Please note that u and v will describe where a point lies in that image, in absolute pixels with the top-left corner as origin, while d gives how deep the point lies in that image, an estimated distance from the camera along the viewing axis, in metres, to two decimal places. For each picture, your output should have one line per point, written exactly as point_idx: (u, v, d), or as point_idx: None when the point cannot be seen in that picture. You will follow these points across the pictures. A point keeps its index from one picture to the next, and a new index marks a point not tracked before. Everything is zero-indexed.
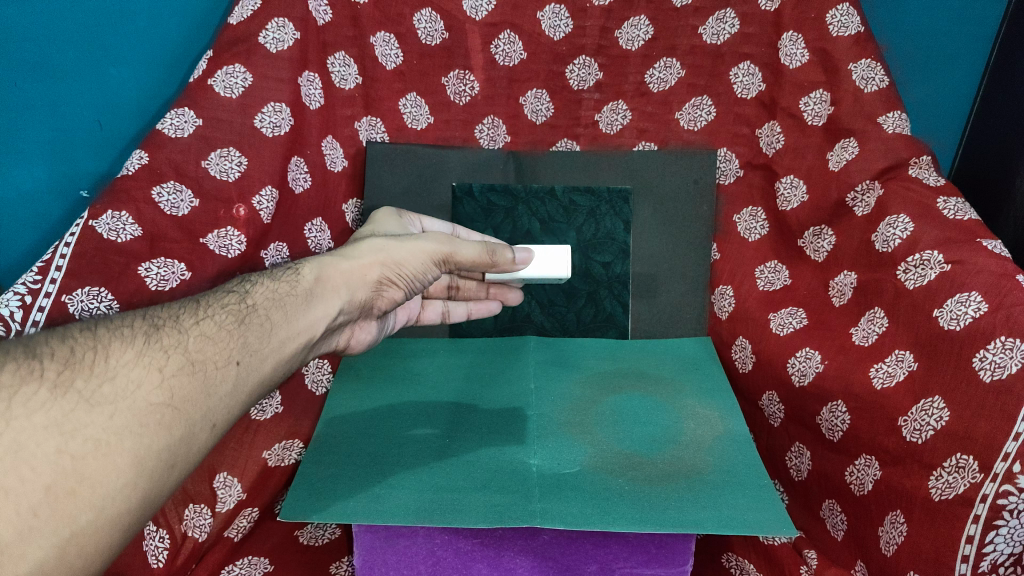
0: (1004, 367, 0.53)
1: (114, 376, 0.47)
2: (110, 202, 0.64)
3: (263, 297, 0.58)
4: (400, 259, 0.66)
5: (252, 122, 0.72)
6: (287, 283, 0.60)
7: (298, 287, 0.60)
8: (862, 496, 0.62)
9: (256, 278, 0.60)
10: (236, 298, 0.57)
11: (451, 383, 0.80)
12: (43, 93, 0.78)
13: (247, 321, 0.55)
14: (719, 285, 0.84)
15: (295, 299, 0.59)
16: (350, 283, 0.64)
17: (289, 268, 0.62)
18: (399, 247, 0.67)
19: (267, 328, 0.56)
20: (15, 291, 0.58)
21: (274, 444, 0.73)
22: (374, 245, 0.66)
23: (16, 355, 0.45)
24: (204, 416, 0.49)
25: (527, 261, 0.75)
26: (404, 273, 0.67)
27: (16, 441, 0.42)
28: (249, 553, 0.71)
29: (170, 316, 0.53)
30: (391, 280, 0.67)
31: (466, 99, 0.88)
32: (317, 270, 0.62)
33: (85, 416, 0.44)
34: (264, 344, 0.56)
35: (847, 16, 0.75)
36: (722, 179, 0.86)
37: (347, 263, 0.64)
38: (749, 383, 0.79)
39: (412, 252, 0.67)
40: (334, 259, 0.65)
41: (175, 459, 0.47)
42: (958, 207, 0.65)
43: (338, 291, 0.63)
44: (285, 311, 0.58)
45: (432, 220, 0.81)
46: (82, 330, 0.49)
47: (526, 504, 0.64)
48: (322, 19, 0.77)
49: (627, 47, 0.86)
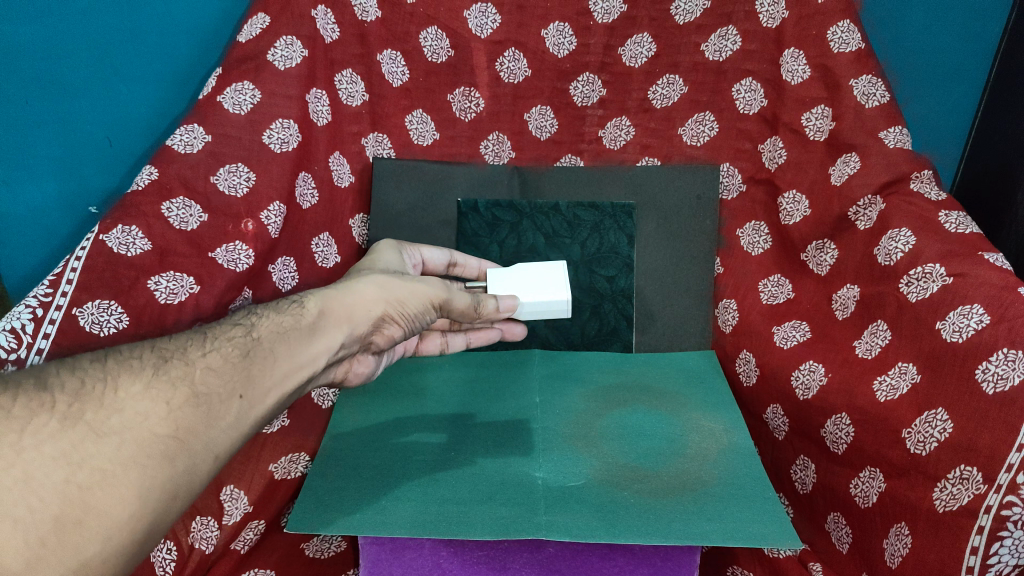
0: (1007, 379, 0.53)
1: (122, 408, 0.47)
2: (120, 217, 0.64)
3: (268, 330, 0.57)
4: (405, 299, 0.66)
5: (262, 138, 0.72)
6: (292, 316, 0.59)
7: (303, 320, 0.60)
8: (868, 508, 0.63)
9: (262, 310, 0.60)
10: (241, 331, 0.57)
11: (455, 396, 0.81)
12: (53, 110, 0.79)
13: (253, 355, 0.55)
14: (723, 299, 0.86)
15: (299, 332, 0.59)
16: (353, 316, 0.63)
17: (293, 300, 0.62)
18: (403, 286, 0.66)
19: (271, 361, 0.56)
20: (27, 304, 0.59)
21: (280, 457, 0.74)
22: (377, 282, 0.65)
23: (27, 386, 0.47)
24: (207, 447, 0.50)
25: (514, 307, 0.71)
26: (407, 314, 0.67)
27: (26, 472, 0.43)
28: (255, 565, 0.71)
29: (177, 347, 0.54)
30: (392, 317, 0.66)
31: (471, 115, 0.89)
32: (321, 302, 0.62)
33: (93, 447, 0.45)
34: (267, 378, 0.55)
35: (848, 33, 0.75)
36: (725, 194, 0.88)
37: (350, 296, 0.64)
38: (753, 396, 0.80)
39: (415, 291, 0.66)
40: (338, 292, 0.64)
41: (178, 490, 0.47)
42: (959, 221, 0.65)
43: (341, 324, 0.62)
44: (288, 345, 0.58)
45: (431, 249, 0.81)
46: (93, 360, 0.50)
47: (532, 516, 0.64)
48: (329, 37, 0.78)
49: (630, 64, 0.87)
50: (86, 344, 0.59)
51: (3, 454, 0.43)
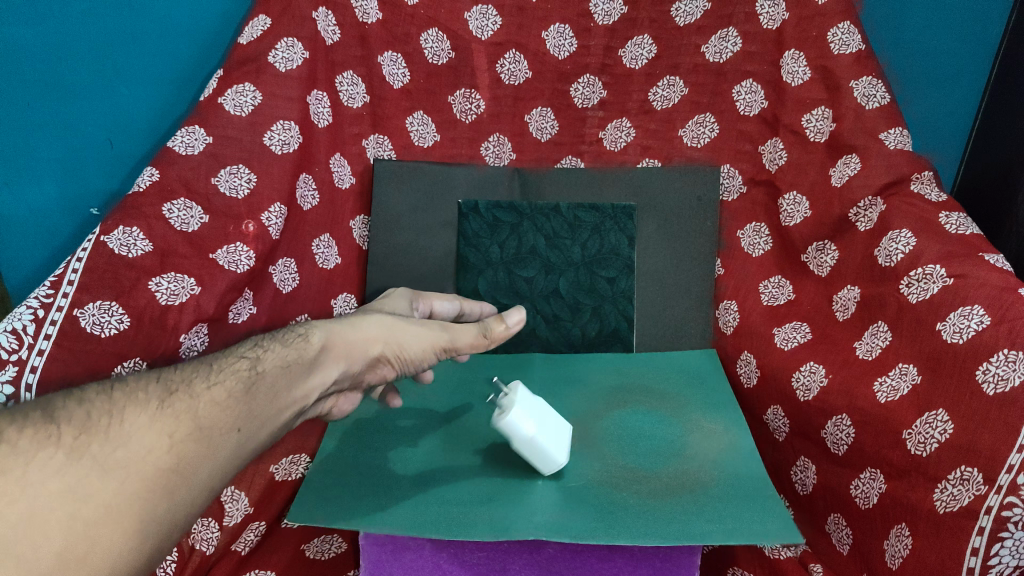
0: (1007, 380, 0.53)
1: (127, 441, 0.47)
2: (121, 218, 0.64)
3: (273, 364, 0.57)
4: (408, 342, 0.65)
5: (263, 139, 0.73)
6: (296, 351, 0.59)
7: (306, 357, 0.59)
8: (868, 509, 0.63)
9: (266, 342, 0.59)
10: (246, 364, 0.56)
11: (456, 399, 0.81)
12: (55, 112, 0.79)
13: (255, 389, 0.55)
14: (724, 300, 0.86)
15: (301, 369, 0.58)
16: (355, 356, 0.62)
17: (298, 332, 0.61)
18: (408, 329, 0.65)
19: (272, 397, 0.56)
20: (28, 305, 0.59)
21: (281, 459, 0.74)
22: (381, 321, 0.65)
23: (33, 420, 0.46)
24: (208, 478, 0.49)
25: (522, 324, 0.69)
26: (407, 356, 0.66)
27: (31, 507, 0.42)
28: (257, 566, 0.69)
29: (183, 379, 0.53)
30: (392, 358, 0.65)
31: (472, 117, 0.89)
32: (325, 336, 0.61)
33: (97, 481, 0.44)
34: (267, 413, 0.55)
35: (848, 34, 0.75)
36: (726, 195, 0.87)
37: (354, 334, 0.63)
38: (755, 398, 0.79)
39: (420, 335, 0.65)
40: (343, 328, 0.63)
41: (176, 523, 0.47)
42: (960, 223, 0.66)
43: (341, 363, 0.62)
44: (291, 380, 0.57)
45: (441, 300, 0.81)
46: (99, 393, 0.50)
47: (532, 517, 0.64)
48: (330, 39, 0.78)
49: (631, 66, 0.88)
50: (86, 345, 0.59)
51: (7, 490, 0.42)
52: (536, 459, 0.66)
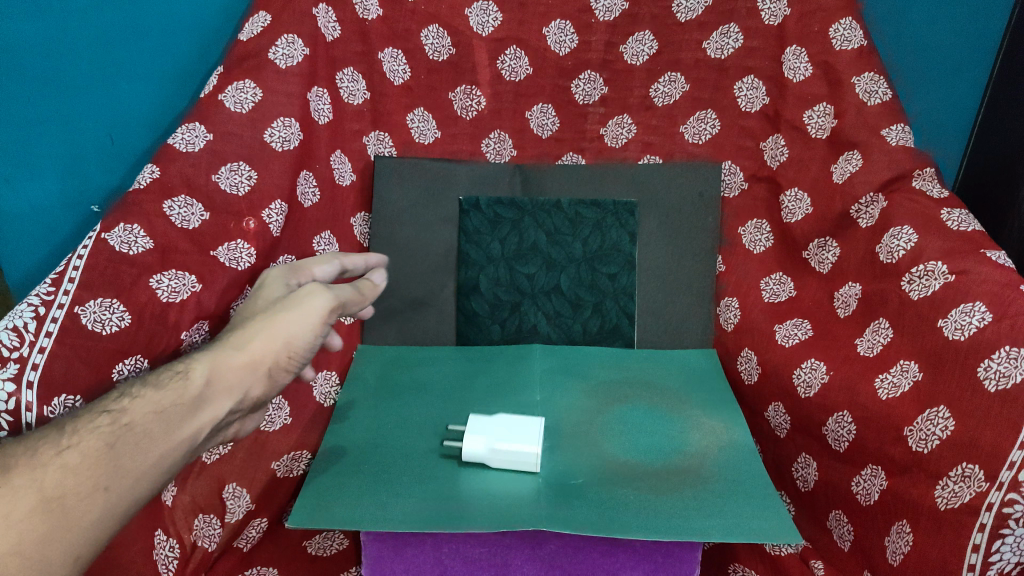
0: (1009, 376, 0.53)
1: None
2: (121, 216, 0.64)
3: (143, 409, 0.50)
4: (298, 340, 0.58)
5: (263, 136, 0.72)
6: (173, 389, 0.52)
7: (186, 392, 0.52)
8: (869, 506, 0.63)
9: (135, 386, 0.52)
10: (109, 416, 0.49)
11: (457, 393, 0.81)
12: (54, 108, 0.79)
13: (122, 441, 0.48)
14: (725, 297, 0.86)
15: (180, 407, 0.52)
16: (244, 375, 0.56)
17: (173, 369, 0.54)
18: (297, 325, 0.58)
19: (146, 443, 0.49)
20: (29, 303, 0.58)
21: (282, 455, 0.74)
22: (265, 327, 0.58)
23: None
24: (65, 554, 0.44)
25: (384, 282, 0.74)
26: (301, 355, 0.60)
27: None
28: (259, 561, 0.70)
29: (23, 446, 0.46)
30: (286, 363, 0.59)
31: (472, 113, 0.89)
32: (207, 367, 0.54)
33: None
34: (141, 462, 0.48)
35: (850, 30, 0.75)
36: (727, 192, 0.87)
37: (239, 353, 0.56)
38: (755, 395, 0.79)
39: (309, 326, 0.59)
40: (226, 350, 0.56)
41: None
42: (962, 219, 0.66)
43: (230, 389, 0.55)
44: (168, 421, 0.51)
45: (320, 264, 0.69)
46: None
47: (533, 511, 0.64)
48: (330, 35, 0.78)
49: (632, 61, 0.87)
50: (87, 342, 0.58)
51: None
52: (514, 465, 0.68)
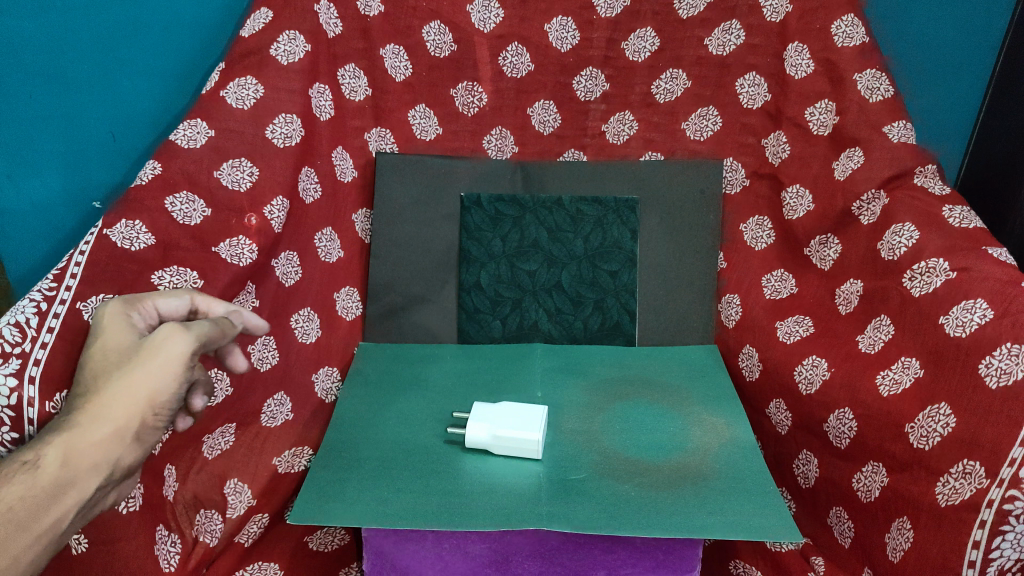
0: (1010, 373, 0.53)
1: None
2: (123, 211, 0.64)
3: None
4: (155, 395, 0.48)
5: (264, 132, 0.73)
6: (18, 480, 0.44)
7: (36, 480, 0.44)
8: (869, 503, 0.63)
9: None
10: None
11: (457, 390, 0.81)
12: (56, 105, 0.79)
13: None
14: (726, 294, 0.86)
15: (32, 499, 0.44)
16: (103, 446, 0.47)
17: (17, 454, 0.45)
18: (151, 380, 0.48)
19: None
20: (31, 299, 0.56)
21: (284, 451, 0.73)
22: (116, 388, 0.48)
23: None
24: None
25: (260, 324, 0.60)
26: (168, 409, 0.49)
27: None
28: (260, 557, 0.71)
29: None
30: (154, 422, 0.49)
31: (473, 110, 0.89)
32: (57, 447, 0.46)
33: None
34: None
35: (852, 27, 0.75)
36: (728, 189, 0.87)
37: (91, 424, 0.47)
38: (757, 392, 0.79)
39: (165, 378, 0.48)
40: (76, 423, 0.47)
41: None
42: (963, 216, 0.66)
43: (92, 465, 0.46)
44: (21, 517, 0.43)
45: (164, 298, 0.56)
46: None
47: (534, 507, 0.65)
48: (332, 32, 0.78)
49: (633, 58, 0.87)
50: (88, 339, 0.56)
51: None
52: (516, 451, 0.70)
